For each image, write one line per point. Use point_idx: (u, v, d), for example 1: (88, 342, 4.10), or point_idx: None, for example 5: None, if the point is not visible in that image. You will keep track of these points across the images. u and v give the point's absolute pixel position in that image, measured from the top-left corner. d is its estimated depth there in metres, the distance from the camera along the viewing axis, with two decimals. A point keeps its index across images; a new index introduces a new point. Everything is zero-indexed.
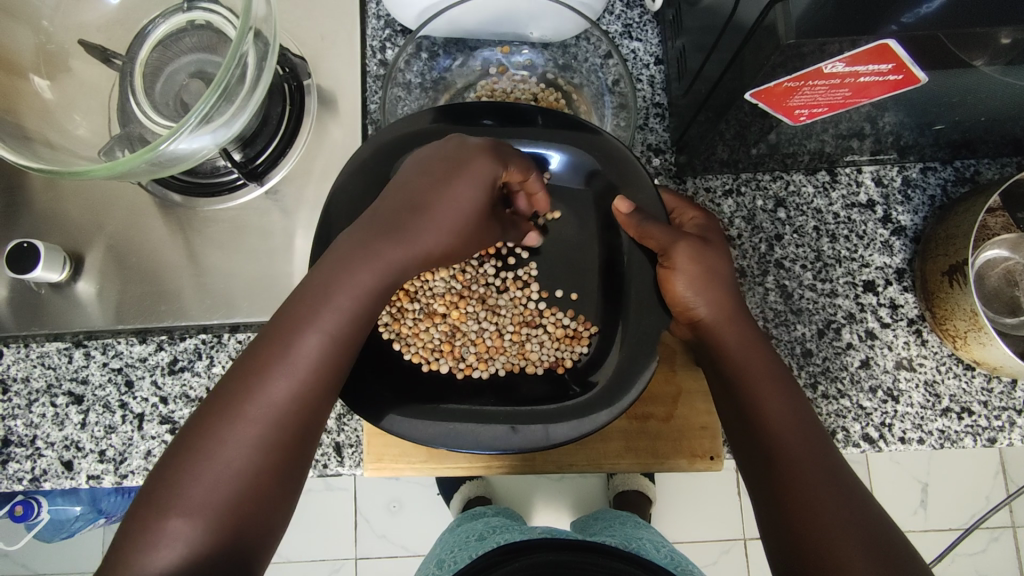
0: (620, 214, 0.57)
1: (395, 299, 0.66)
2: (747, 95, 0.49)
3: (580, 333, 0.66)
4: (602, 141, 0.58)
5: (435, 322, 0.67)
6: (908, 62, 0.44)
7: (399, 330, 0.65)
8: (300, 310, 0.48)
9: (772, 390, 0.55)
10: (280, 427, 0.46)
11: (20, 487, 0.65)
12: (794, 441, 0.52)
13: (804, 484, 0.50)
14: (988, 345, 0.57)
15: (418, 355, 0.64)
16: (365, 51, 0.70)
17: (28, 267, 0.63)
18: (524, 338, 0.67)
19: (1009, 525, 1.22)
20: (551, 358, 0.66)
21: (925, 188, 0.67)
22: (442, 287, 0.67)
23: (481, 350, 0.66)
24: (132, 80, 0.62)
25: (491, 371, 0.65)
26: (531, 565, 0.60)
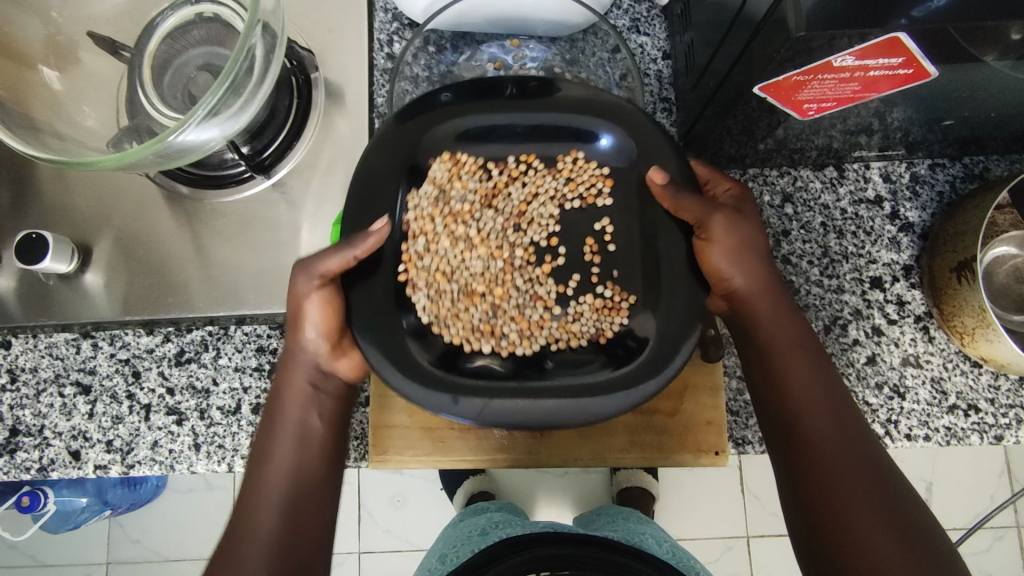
0: (656, 184, 0.57)
1: (431, 282, 0.62)
2: (756, 89, 0.49)
3: (619, 303, 0.62)
4: (627, 105, 0.58)
5: (475, 301, 0.63)
6: (919, 56, 0.44)
7: (437, 313, 0.61)
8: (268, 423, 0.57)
9: (800, 357, 0.55)
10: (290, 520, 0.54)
11: (28, 476, 0.66)
12: (822, 410, 0.53)
13: (828, 453, 0.51)
14: (996, 342, 0.57)
15: (458, 336, 0.61)
16: (373, 44, 0.71)
17: (36, 258, 0.64)
18: (566, 312, 0.64)
19: (1014, 526, 1.21)
20: (592, 331, 0.62)
21: (934, 185, 0.67)
22: (479, 266, 0.64)
23: (523, 328, 0.63)
24: (140, 72, 0.62)
25: (535, 348, 0.62)
26: (531, 559, 0.62)
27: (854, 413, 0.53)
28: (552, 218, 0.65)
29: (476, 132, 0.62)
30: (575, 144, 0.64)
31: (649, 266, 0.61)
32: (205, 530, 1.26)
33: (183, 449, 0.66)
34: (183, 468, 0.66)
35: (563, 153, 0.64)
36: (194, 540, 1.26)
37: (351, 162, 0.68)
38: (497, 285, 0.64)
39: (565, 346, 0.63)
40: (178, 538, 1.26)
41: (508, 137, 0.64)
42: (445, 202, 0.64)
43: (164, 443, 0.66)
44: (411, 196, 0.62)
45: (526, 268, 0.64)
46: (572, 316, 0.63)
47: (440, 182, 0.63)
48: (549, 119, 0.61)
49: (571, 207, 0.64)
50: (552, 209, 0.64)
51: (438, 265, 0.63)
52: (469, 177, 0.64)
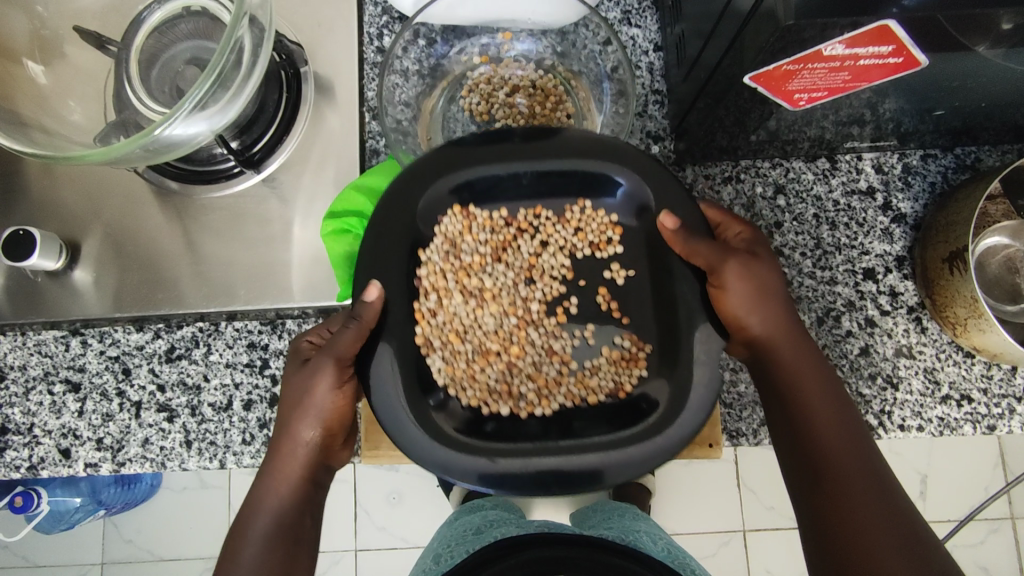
0: (664, 229, 0.53)
1: (445, 341, 0.60)
2: (747, 79, 0.49)
3: (637, 354, 0.59)
4: (646, 158, 0.54)
5: (489, 361, 0.61)
6: (909, 44, 0.43)
7: (452, 375, 0.59)
8: (281, 477, 0.54)
9: (805, 361, 0.56)
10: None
11: (19, 474, 0.65)
12: (826, 414, 0.55)
13: (836, 457, 0.53)
14: (988, 332, 0.57)
15: (475, 398, 0.59)
16: (363, 38, 0.70)
17: (24, 255, 0.63)
18: (581, 366, 0.62)
19: (1008, 517, 1.22)
20: (609, 384, 0.59)
21: (926, 175, 0.67)
22: (492, 324, 0.63)
23: (540, 387, 0.60)
24: (128, 67, 0.62)
25: (553, 408, 0.59)
26: (526, 561, 0.60)
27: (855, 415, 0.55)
28: (566, 269, 0.63)
29: (488, 190, 0.60)
30: (582, 195, 0.61)
31: (662, 314, 0.58)
32: (199, 530, 1.25)
33: (174, 445, 0.65)
34: (174, 465, 0.66)
35: (570, 205, 0.62)
36: (188, 539, 1.25)
37: (341, 157, 0.68)
38: (513, 344, 0.62)
39: (582, 400, 0.60)
40: (172, 538, 1.26)
41: (513, 191, 0.61)
42: (455, 258, 0.62)
43: (155, 440, 0.66)
44: (422, 253, 0.60)
45: (540, 321, 0.63)
46: (589, 371, 0.61)
47: (450, 235, 0.61)
48: (551, 167, 0.55)
49: (582, 256, 0.63)
50: (562, 260, 0.63)
51: (452, 325, 0.61)
52: (480, 231, 0.62)
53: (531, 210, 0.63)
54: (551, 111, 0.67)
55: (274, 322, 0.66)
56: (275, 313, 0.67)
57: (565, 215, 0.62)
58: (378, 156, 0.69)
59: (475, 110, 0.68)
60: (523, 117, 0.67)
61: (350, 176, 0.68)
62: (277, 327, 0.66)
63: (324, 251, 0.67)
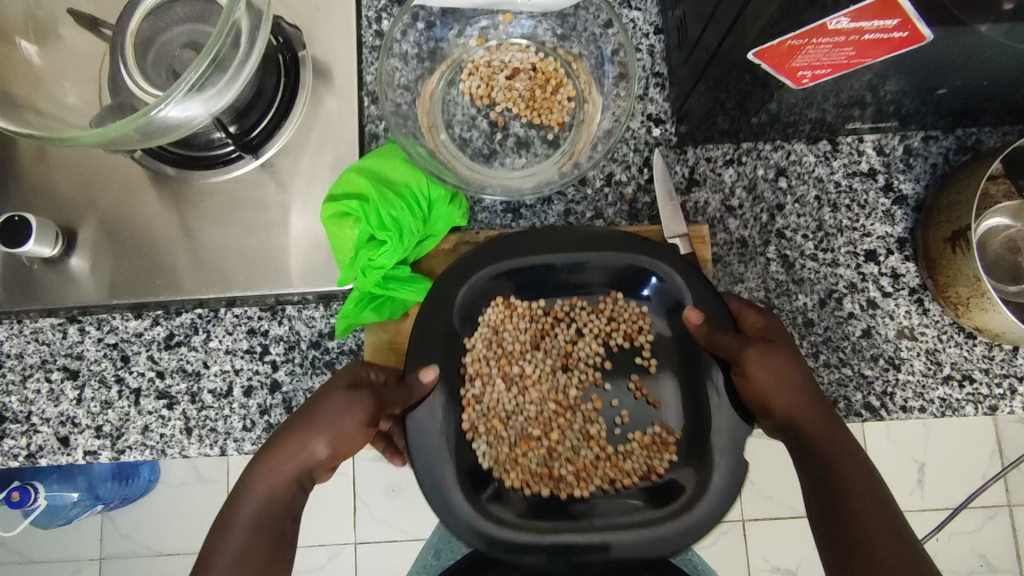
0: (690, 324, 0.57)
1: (491, 430, 0.65)
2: (750, 54, 0.48)
3: (667, 440, 0.65)
4: (673, 263, 0.59)
5: (531, 445, 0.67)
6: (915, 18, 0.43)
7: (497, 458, 0.65)
8: (273, 474, 0.49)
9: (810, 402, 0.53)
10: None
11: (16, 463, 0.65)
12: (837, 450, 0.51)
13: (856, 502, 0.48)
14: (990, 311, 0.57)
15: (517, 479, 0.64)
16: (361, 21, 0.69)
17: (20, 241, 0.62)
18: (615, 449, 0.67)
19: (1005, 504, 1.22)
20: (641, 467, 0.65)
21: (927, 157, 0.67)
22: (534, 410, 0.68)
23: (578, 470, 0.66)
24: (123, 50, 0.60)
25: (590, 491, 0.65)
26: (521, 570, 0.55)
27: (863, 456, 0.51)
28: (600, 357, 0.68)
29: (530, 283, 0.65)
30: (615, 287, 0.66)
31: (691, 400, 0.63)
32: (197, 525, 1.24)
33: (174, 433, 0.65)
34: (175, 452, 0.65)
35: (604, 296, 0.67)
36: (186, 534, 1.25)
37: (340, 142, 0.67)
38: (553, 430, 0.67)
39: (617, 483, 0.65)
40: (170, 532, 1.25)
41: (552, 284, 0.66)
42: (498, 345, 0.67)
43: (155, 428, 0.65)
44: (469, 342, 0.66)
45: (577, 407, 0.68)
46: (621, 453, 0.66)
47: (493, 325, 0.66)
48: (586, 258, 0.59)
49: (616, 346, 0.67)
50: (597, 348, 0.68)
51: (497, 412, 0.66)
52: (521, 320, 0.67)
53: (568, 300, 0.67)
54: (551, 94, 0.67)
55: (274, 307, 0.66)
56: (275, 299, 0.66)
57: (599, 305, 0.67)
58: (377, 141, 0.68)
59: (475, 94, 0.67)
60: (523, 99, 0.67)
61: (349, 161, 0.67)
62: (277, 313, 0.66)
63: (324, 235, 0.67)
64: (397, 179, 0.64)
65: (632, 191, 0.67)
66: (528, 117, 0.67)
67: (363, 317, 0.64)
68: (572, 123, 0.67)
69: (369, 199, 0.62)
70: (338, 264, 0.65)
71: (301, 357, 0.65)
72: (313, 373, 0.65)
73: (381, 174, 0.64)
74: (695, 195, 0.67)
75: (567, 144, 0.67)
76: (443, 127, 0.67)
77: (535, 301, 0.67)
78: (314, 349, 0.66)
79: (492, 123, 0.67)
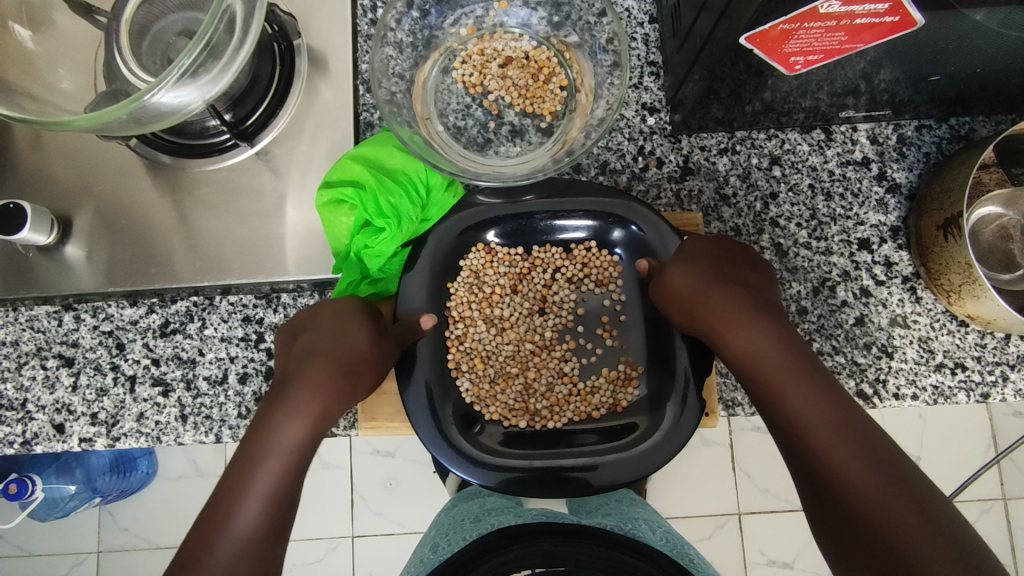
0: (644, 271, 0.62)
1: (472, 366, 0.67)
2: (743, 39, 0.48)
3: (632, 374, 0.66)
4: (637, 207, 0.61)
5: (509, 382, 0.68)
6: (905, 2, 0.43)
7: (478, 394, 0.67)
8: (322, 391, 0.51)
9: (756, 325, 0.52)
10: (267, 535, 0.45)
11: (12, 450, 0.65)
12: (794, 378, 0.49)
13: (814, 428, 0.46)
14: (982, 298, 0.58)
15: (496, 414, 0.67)
16: (356, 10, 0.69)
17: (15, 229, 0.62)
18: (586, 384, 0.68)
19: (999, 497, 1.23)
20: (608, 400, 0.67)
21: (921, 146, 0.67)
22: (512, 349, 0.69)
23: (553, 404, 0.67)
24: (118, 38, 0.61)
25: (564, 422, 0.67)
26: (526, 555, 0.55)
27: (824, 373, 0.49)
28: (575, 305, 0.69)
29: (509, 229, 0.66)
30: (589, 233, 0.67)
31: (654, 337, 0.65)
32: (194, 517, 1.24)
33: (169, 420, 0.65)
34: (170, 440, 0.65)
35: (577, 242, 0.68)
36: (183, 527, 1.25)
37: (335, 131, 0.67)
38: (529, 367, 0.68)
39: (588, 416, 0.67)
40: (167, 525, 1.25)
41: (531, 230, 0.67)
42: (478, 289, 0.68)
43: (150, 415, 0.65)
44: (448, 285, 0.67)
45: (552, 348, 0.69)
46: (590, 388, 0.68)
47: (475, 269, 0.67)
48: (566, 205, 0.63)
49: (589, 290, 0.69)
50: (571, 292, 0.69)
51: (476, 350, 0.68)
52: (500, 265, 0.68)
53: (546, 246, 0.68)
54: (545, 83, 0.67)
55: (269, 295, 0.66)
56: (270, 287, 0.66)
57: (572, 251, 0.68)
58: (372, 129, 0.68)
59: (468, 82, 0.67)
60: (516, 88, 0.67)
61: (344, 149, 0.68)
62: (272, 301, 0.66)
63: (319, 224, 0.67)
64: (393, 166, 0.64)
65: (626, 180, 0.67)
66: (521, 106, 0.67)
67: (360, 293, 0.65)
68: (565, 111, 0.67)
69: (366, 187, 0.62)
70: (333, 252, 0.65)
71: None
72: None
73: (376, 160, 0.63)
74: (689, 184, 0.67)
75: (560, 132, 0.67)
76: (438, 116, 0.67)
77: (512, 248, 0.68)
78: None
79: (486, 111, 0.67)
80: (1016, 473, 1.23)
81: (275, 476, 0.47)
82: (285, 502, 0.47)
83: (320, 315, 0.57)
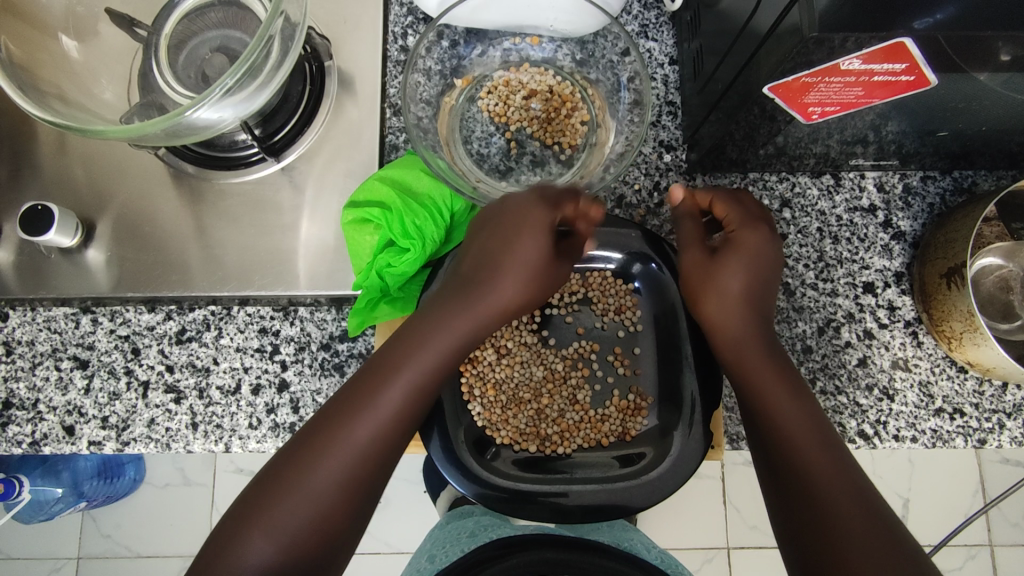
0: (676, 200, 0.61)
1: (485, 392, 0.68)
2: (766, 89, 0.50)
3: (639, 405, 0.67)
4: None
5: (522, 407, 0.69)
6: (921, 64, 0.46)
7: (490, 419, 0.67)
8: (452, 321, 0.56)
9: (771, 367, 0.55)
10: (382, 448, 0.52)
11: (19, 450, 0.65)
12: (805, 440, 0.51)
13: (826, 497, 0.49)
14: (982, 346, 0.59)
15: (507, 437, 0.67)
16: (387, 36, 0.71)
17: (40, 231, 0.63)
18: (596, 411, 0.69)
19: (985, 543, 1.24)
20: (616, 428, 0.67)
21: (925, 196, 0.69)
22: (525, 377, 0.69)
23: (563, 430, 0.68)
24: (157, 50, 0.63)
25: (573, 449, 0.68)
26: (528, 562, 0.56)
27: (846, 455, 0.51)
28: (588, 343, 0.69)
29: None
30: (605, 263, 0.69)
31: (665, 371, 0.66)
32: (182, 527, 1.23)
33: (180, 427, 0.65)
34: (179, 447, 0.65)
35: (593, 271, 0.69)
36: (170, 536, 1.23)
37: (358, 151, 0.69)
38: (543, 393, 0.69)
39: (597, 444, 0.68)
40: (154, 533, 1.24)
41: None
42: None
43: (161, 421, 0.66)
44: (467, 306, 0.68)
45: (567, 375, 0.69)
46: (600, 417, 0.68)
47: None
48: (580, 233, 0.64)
49: (606, 317, 0.69)
50: (586, 317, 0.69)
51: (489, 377, 0.68)
52: None
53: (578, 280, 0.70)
54: (566, 117, 0.69)
55: (286, 309, 0.67)
56: (288, 300, 0.67)
57: (587, 279, 0.69)
58: (398, 152, 0.70)
59: (493, 112, 0.69)
60: (539, 120, 0.69)
61: (366, 170, 0.69)
62: (289, 314, 0.67)
63: (335, 242, 0.68)
64: (419, 189, 0.65)
65: (641, 213, 0.70)
66: (542, 138, 0.69)
67: (378, 312, 0.65)
68: (585, 145, 0.69)
69: (392, 208, 0.64)
70: (354, 270, 0.66)
71: (310, 359, 0.66)
72: (321, 374, 0.66)
73: (403, 183, 0.65)
74: None
75: (579, 165, 0.69)
76: (462, 143, 0.69)
77: None
78: (323, 351, 0.67)
79: (507, 141, 0.69)
80: (1002, 519, 1.24)
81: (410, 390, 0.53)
82: (405, 418, 0.53)
83: (505, 223, 0.57)
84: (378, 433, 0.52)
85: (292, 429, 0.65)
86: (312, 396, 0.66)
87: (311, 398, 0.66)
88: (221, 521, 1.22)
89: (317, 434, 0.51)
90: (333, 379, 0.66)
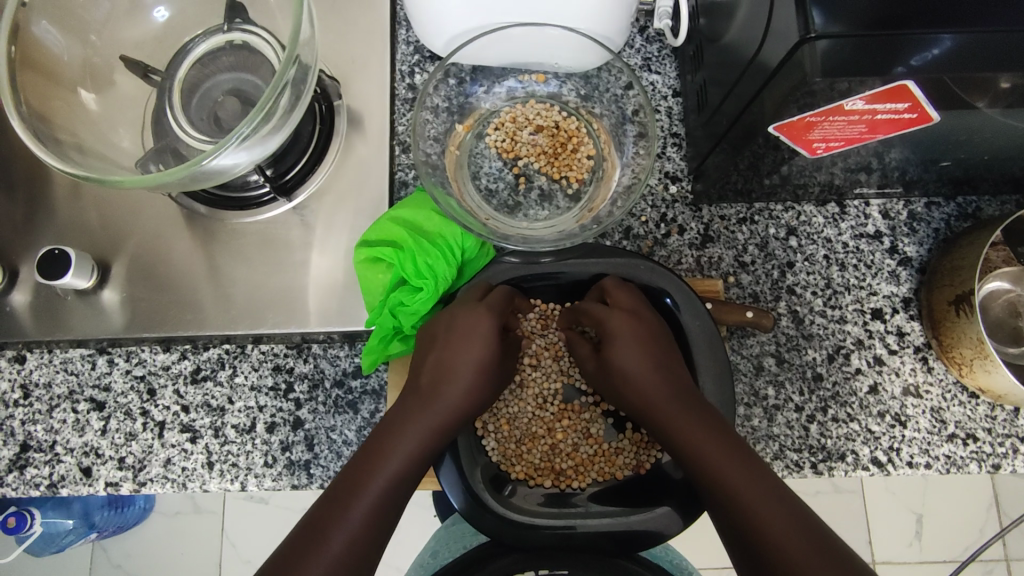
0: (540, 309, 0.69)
1: (500, 427, 0.69)
2: (771, 127, 0.51)
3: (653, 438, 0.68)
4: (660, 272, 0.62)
5: (536, 442, 0.70)
6: (923, 102, 0.47)
7: (505, 454, 0.68)
8: (420, 413, 0.59)
9: (665, 385, 0.59)
10: (373, 529, 0.52)
11: (37, 492, 0.66)
12: (711, 444, 0.54)
13: (745, 493, 0.51)
14: (993, 372, 0.60)
15: (522, 473, 0.68)
16: (395, 75, 0.72)
17: (57, 275, 0.64)
18: (610, 445, 0.69)
19: (1002, 559, 1.23)
20: (631, 461, 0.68)
21: (930, 222, 0.70)
22: (539, 411, 0.70)
23: (577, 464, 0.68)
24: (170, 96, 0.64)
25: (588, 483, 0.68)
26: (529, 555, 0.58)
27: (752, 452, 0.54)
28: None
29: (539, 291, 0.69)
30: None
31: None
32: (193, 556, 1.23)
33: (195, 467, 0.66)
34: (195, 486, 0.66)
35: None
36: (182, 566, 1.23)
37: (367, 188, 0.70)
38: (556, 428, 0.70)
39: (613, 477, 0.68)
40: (165, 563, 1.24)
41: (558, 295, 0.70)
42: None
43: (177, 461, 0.66)
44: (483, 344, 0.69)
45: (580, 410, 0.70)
46: (614, 451, 0.69)
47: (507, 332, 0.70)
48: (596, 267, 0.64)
49: None
50: None
51: (503, 413, 0.69)
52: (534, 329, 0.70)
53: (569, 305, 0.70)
54: (571, 152, 0.70)
55: (300, 346, 0.68)
56: (301, 337, 0.68)
57: None
58: (407, 188, 0.71)
59: (500, 148, 0.70)
60: (546, 155, 0.70)
61: (376, 207, 0.70)
62: (303, 351, 0.68)
63: (347, 279, 0.69)
64: (430, 229, 0.66)
65: (649, 244, 0.70)
66: (549, 172, 0.70)
67: (390, 348, 0.66)
68: (592, 179, 0.70)
69: (404, 247, 0.65)
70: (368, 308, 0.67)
71: (325, 396, 0.67)
72: (335, 411, 0.67)
73: (414, 222, 0.66)
74: (709, 251, 0.70)
75: (587, 198, 0.70)
76: (470, 178, 0.70)
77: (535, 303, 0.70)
78: (337, 388, 0.67)
79: (515, 176, 0.70)
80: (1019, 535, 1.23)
81: (397, 472, 0.55)
82: (391, 503, 0.54)
83: (455, 331, 0.62)
84: (363, 520, 0.52)
85: (308, 466, 0.66)
86: (326, 432, 0.66)
87: (325, 435, 0.66)
88: (232, 549, 1.22)
89: (306, 533, 0.51)
90: (347, 416, 0.67)
